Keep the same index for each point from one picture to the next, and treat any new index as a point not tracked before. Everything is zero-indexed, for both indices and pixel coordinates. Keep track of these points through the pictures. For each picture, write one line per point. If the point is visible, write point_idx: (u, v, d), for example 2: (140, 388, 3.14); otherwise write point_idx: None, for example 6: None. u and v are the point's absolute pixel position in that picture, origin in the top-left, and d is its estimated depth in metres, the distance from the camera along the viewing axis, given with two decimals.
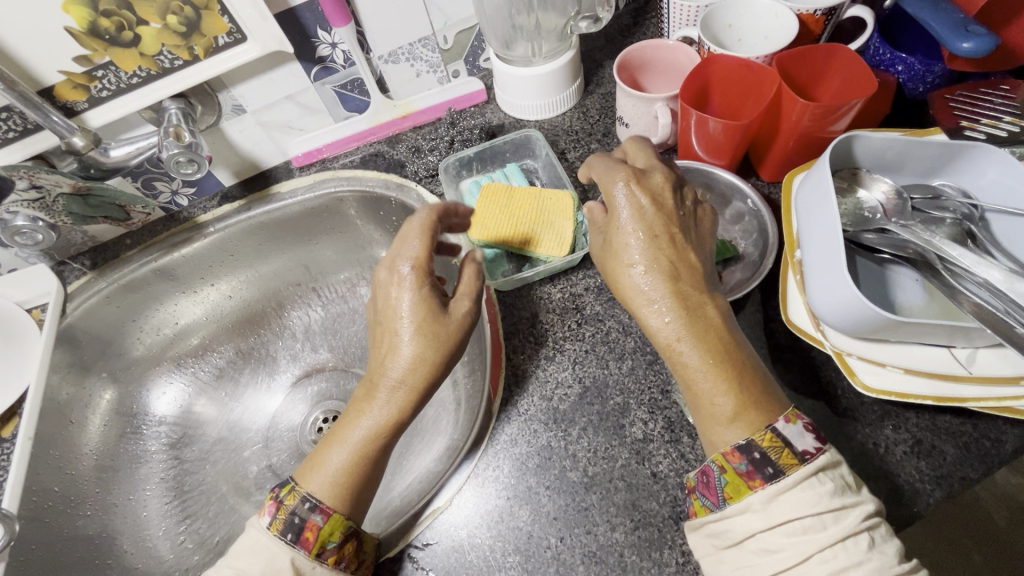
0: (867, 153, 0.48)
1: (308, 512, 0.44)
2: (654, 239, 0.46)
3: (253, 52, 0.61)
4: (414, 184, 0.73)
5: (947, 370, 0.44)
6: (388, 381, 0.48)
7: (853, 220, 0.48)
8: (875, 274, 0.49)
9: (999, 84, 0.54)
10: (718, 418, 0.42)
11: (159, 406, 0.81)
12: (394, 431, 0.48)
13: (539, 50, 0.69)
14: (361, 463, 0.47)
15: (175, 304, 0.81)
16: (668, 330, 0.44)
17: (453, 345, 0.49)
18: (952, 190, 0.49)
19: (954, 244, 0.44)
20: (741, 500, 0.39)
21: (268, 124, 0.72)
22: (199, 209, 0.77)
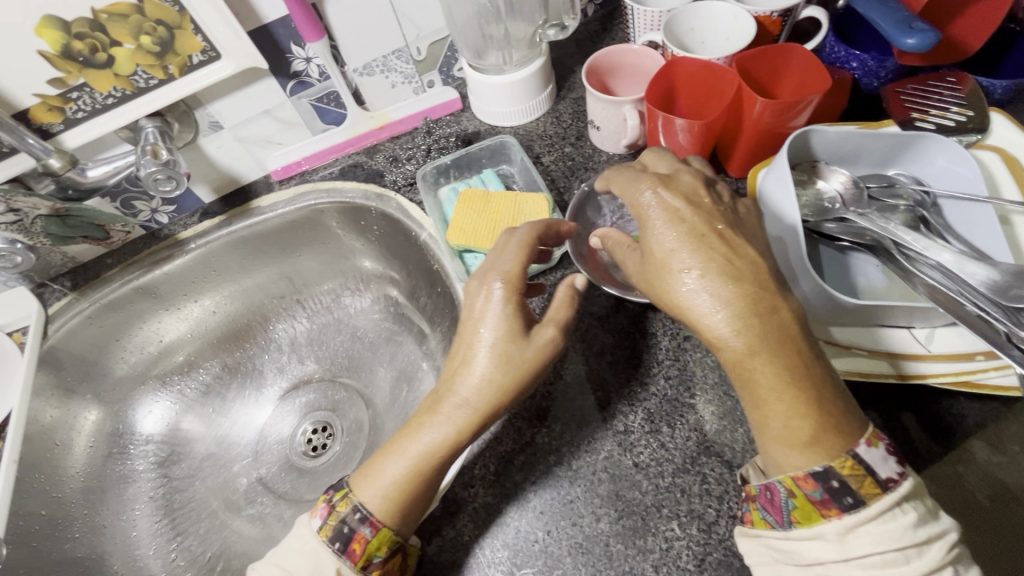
0: (824, 145, 0.50)
1: (359, 523, 0.46)
2: (705, 242, 0.44)
3: (229, 69, 0.62)
4: (393, 194, 0.74)
5: (907, 348, 0.47)
6: (454, 398, 0.48)
7: (813, 210, 0.50)
8: (837, 261, 0.51)
9: (947, 77, 0.57)
10: (791, 441, 0.40)
11: (146, 425, 0.81)
12: (453, 453, 0.48)
13: (510, 58, 0.70)
14: (417, 478, 0.47)
15: (158, 321, 0.81)
16: (732, 341, 0.41)
17: (530, 372, 0.48)
18: (905, 177, 0.51)
19: (907, 231, 0.45)
20: (812, 527, 0.38)
21: (245, 139, 0.72)
22: (179, 226, 0.77)
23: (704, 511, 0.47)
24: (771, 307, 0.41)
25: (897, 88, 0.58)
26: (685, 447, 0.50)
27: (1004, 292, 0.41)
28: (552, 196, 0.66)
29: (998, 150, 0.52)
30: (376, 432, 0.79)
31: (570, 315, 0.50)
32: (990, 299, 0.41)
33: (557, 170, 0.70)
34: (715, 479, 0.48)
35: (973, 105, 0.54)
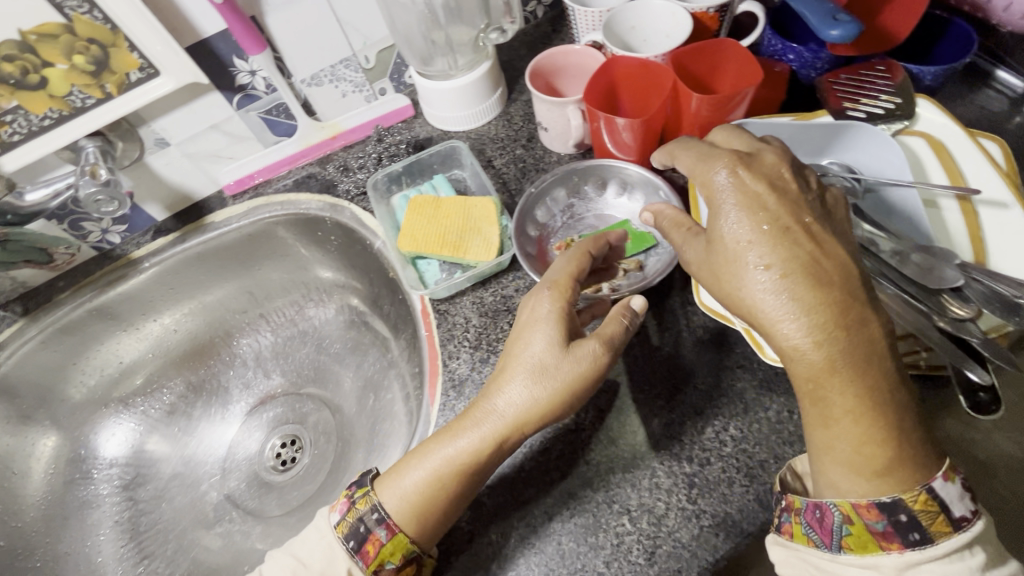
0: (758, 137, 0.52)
1: (375, 524, 0.46)
2: (786, 239, 0.40)
3: (169, 86, 0.61)
4: (347, 204, 0.74)
5: None
6: (492, 411, 0.46)
7: None
8: None
9: (877, 66, 0.58)
10: (860, 467, 0.37)
11: (108, 449, 0.79)
12: (486, 469, 0.47)
13: (456, 64, 0.70)
14: (441, 488, 0.46)
15: (117, 342, 0.80)
16: (805, 353, 0.38)
17: (572, 390, 0.46)
18: (837, 166, 0.51)
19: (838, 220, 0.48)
20: (866, 556, 0.37)
21: (194, 155, 0.72)
22: (132, 245, 0.76)
23: (654, 504, 0.47)
24: (859, 321, 0.37)
25: (830, 78, 0.59)
26: (634, 441, 0.50)
27: (930, 273, 0.43)
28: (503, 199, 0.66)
29: (924, 136, 0.53)
30: (344, 442, 0.78)
31: (618, 336, 0.47)
32: (915, 280, 0.43)
33: (509, 172, 0.70)
34: (665, 471, 0.48)
35: (902, 93, 0.56)
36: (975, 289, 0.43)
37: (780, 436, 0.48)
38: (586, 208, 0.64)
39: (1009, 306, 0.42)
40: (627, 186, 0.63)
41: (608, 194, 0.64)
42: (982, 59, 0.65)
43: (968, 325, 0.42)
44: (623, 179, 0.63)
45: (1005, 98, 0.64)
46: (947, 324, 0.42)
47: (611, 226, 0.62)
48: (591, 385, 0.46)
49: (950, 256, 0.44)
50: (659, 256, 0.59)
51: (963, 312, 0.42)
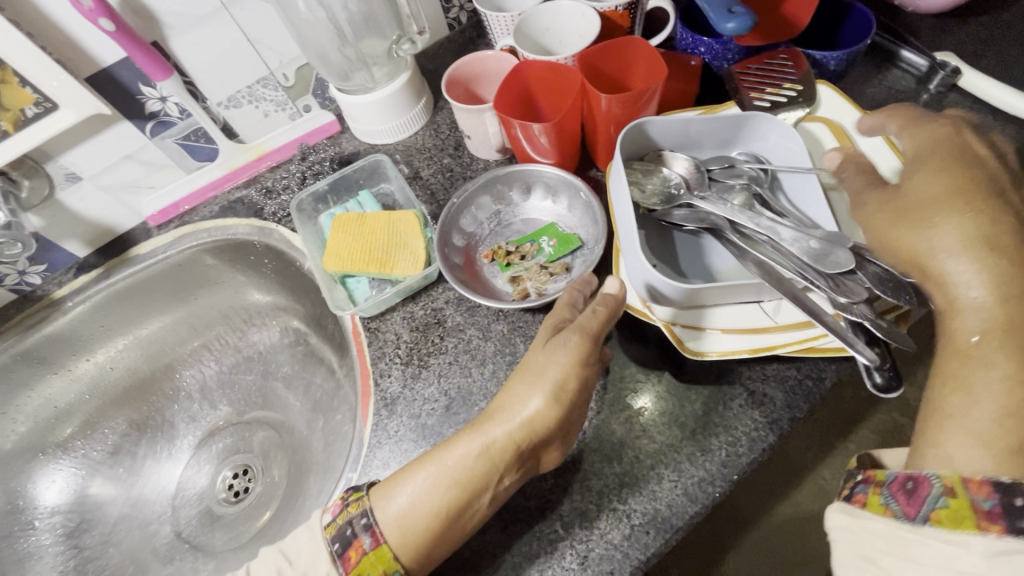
0: (663, 133, 0.53)
1: (361, 530, 0.45)
2: (996, 206, 0.39)
3: (69, 118, 0.59)
4: (275, 225, 0.73)
5: (758, 323, 0.48)
6: (493, 415, 0.47)
7: (663, 198, 0.52)
8: (691, 244, 0.53)
9: (779, 55, 0.58)
10: (988, 440, 0.34)
11: (47, 497, 0.76)
12: (487, 487, 0.45)
13: (374, 77, 0.69)
14: (433, 497, 0.44)
15: (49, 386, 0.77)
16: (984, 310, 0.37)
17: (561, 381, 0.45)
18: (744, 156, 0.53)
19: (740, 211, 0.48)
20: (954, 532, 0.32)
21: (111, 187, 0.70)
22: (54, 284, 0.73)
23: (586, 507, 0.47)
24: None
25: (737, 68, 0.59)
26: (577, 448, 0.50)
27: (822, 258, 0.44)
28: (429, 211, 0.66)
29: (825, 121, 0.55)
30: (295, 467, 0.76)
31: (598, 327, 0.46)
32: (811, 266, 0.44)
33: (436, 183, 0.69)
34: (595, 473, 0.48)
35: (806, 81, 0.57)
36: (868, 271, 0.43)
37: (705, 428, 0.49)
38: (513, 214, 0.65)
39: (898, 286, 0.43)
40: (551, 188, 0.63)
41: (533, 198, 0.65)
42: (887, 40, 0.67)
43: (858, 307, 0.43)
44: (546, 182, 0.63)
45: (912, 77, 0.66)
46: (842, 307, 0.43)
47: (538, 230, 0.62)
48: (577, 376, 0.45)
49: (843, 240, 0.44)
50: (584, 255, 0.60)
51: (857, 295, 0.42)
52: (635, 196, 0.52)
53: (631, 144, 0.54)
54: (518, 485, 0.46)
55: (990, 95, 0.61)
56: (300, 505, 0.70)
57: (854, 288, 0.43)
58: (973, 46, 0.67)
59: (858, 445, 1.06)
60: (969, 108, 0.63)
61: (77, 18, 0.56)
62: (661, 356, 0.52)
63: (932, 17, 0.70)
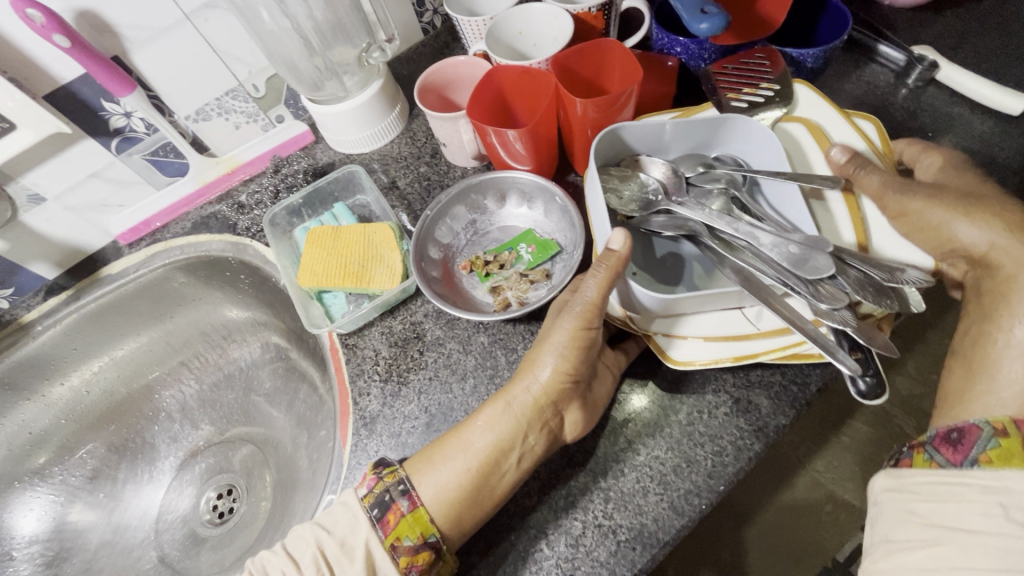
0: (637, 138, 0.52)
1: (399, 495, 0.45)
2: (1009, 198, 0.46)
3: (28, 138, 0.57)
4: (249, 241, 0.71)
5: (738, 330, 0.47)
6: (516, 377, 0.47)
7: (640, 204, 0.51)
8: (672, 251, 0.53)
9: (756, 54, 0.57)
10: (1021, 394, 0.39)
11: (25, 526, 0.74)
12: (513, 447, 0.45)
13: (347, 86, 0.68)
14: (465, 459, 0.45)
15: (23, 412, 0.75)
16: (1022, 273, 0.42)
17: (576, 332, 0.44)
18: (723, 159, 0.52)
19: (719, 217, 0.47)
20: (1003, 467, 0.36)
21: (78, 207, 0.68)
22: (23, 308, 0.72)
23: (571, 524, 0.46)
24: None
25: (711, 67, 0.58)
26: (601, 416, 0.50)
27: (803, 263, 0.42)
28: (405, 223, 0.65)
29: (803, 121, 0.53)
30: (280, 485, 0.74)
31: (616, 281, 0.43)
32: (791, 271, 0.43)
33: (413, 193, 0.68)
34: (580, 489, 0.47)
35: (782, 79, 0.55)
36: (849, 275, 0.42)
37: (691, 438, 0.48)
38: (489, 222, 0.64)
39: (878, 290, 0.42)
40: (527, 195, 0.62)
41: (509, 205, 0.64)
42: (864, 34, 0.66)
43: (840, 313, 0.41)
44: (523, 189, 0.62)
45: (890, 71, 0.65)
46: (822, 314, 0.41)
47: (516, 237, 0.61)
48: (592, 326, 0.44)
49: (821, 244, 0.42)
50: (563, 261, 0.59)
51: (837, 301, 0.41)
52: (613, 202, 0.51)
53: (607, 148, 0.52)
54: (547, 448, 0.46)
55: (968, 88, 0.61)
56: (285, 525, 0.68)
57: (836, 292, 0.41)
58: (950, 38, 0.66)
59: (853, 437, 1.06)
60: (948, 102, 0.62)
61: (30, 35, 0.54)
62: (645, 365, 0.51)
63: (909, 11, 0.69)
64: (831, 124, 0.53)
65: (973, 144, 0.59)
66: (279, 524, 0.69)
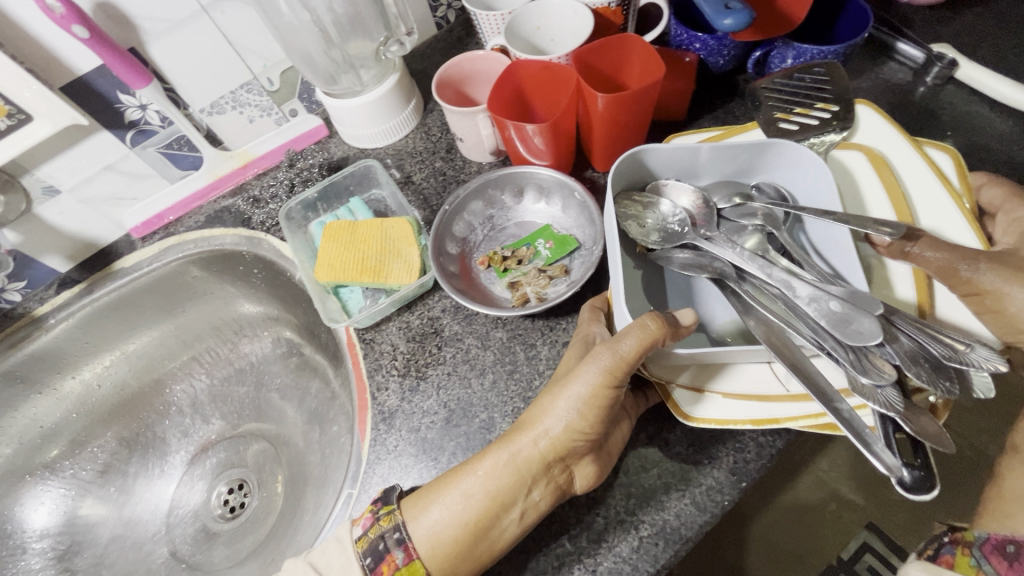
0: (658, 161, 0.51)
1: (394, 544, 0.44)
2: None
3: (45, 130, 0.56)
4: (264, 235, 0.71)
5: (765, 390, 0.44)
6: (525, 426, 0.45)
7: (664, 236, 0.51)
8: (681, 287, 0.53)
9: (814, 68, 0.57)
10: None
11: (36, 520, 0.74)
12: (516, 501, 0.44)
13: (362, 80, 0.67)
14: (464, 511, 0.43)
15: (34, 406, 0.75)
16: None
17: (594, 391, 0.42)
18: (764, 191, 0.50)
19: (750, 261, 0.46)
20: None
21: (92, 200, 0.67)
22: (35, 301, 0.71)
23: (593, 521, 0.46)
24: None
25: (765, 85, 0.58)
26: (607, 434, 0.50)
27: (845, 326, 0.39)
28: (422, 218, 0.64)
29: (863, 150, 0.51)
30: (292, 481, 0.74)
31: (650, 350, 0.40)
32: (831, 332, 0.39)
33: (429, 188, 0.68)
34: (602, 486, 0.47)
35: (841, 99, 0.54)
36: (902, 346, 0.39)
37: (713, 436, 0.48)
38: (506, 218, 0.64)
39: (937, 367, 0.38)
40: (545, 189, 0.62)
41: (526, 200, 0.64)
42: (883, 32, 0.66)
43: (883, 392, 0.38)
44: (540, 184, 0.62)
45: (908, 69, 0.65)
46: (865, 389, 0.38)
47: (533, 233, 0.61)
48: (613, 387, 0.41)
49: (871, 305, 0.39)
50: (582, 257, 0.59)
51: (882, 378, 0.38)
52: (634, 231, 0.51)
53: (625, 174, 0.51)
54: (552, 503, 0.45)
55: (988, 87, 0.61)
56: (297, 521, 0.68)
57: (880, 366, 0.38)
58: (968, 37, 0.66)
59: None
60: (966, 100, 0.62)
61: (48, 25, 0.53)
62: None
63: (926, 8, 0.69)
64: (896, 155, 0.51)
65: (992, 144, 0.59)
66: (291, 519, 0.69)
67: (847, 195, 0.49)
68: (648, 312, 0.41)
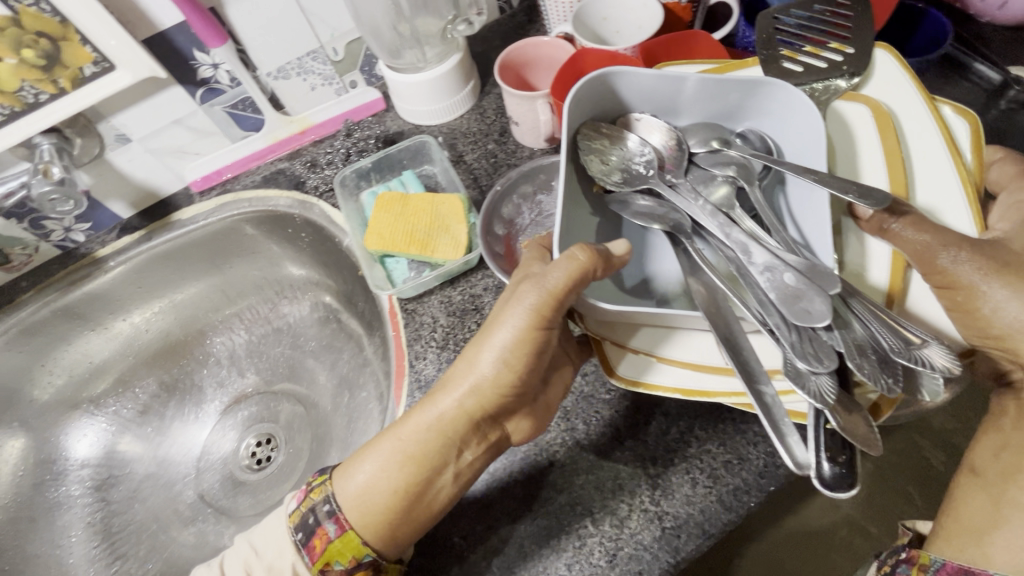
0: (634, 88, 0.48)
1: (325, 517, 0.46)
2: None
3: (125, 80, 0.59)
4: (316, 200, 0.73)
5: (703, 359, 0.45)
6: (447, 383, 0.46)
7: (628, 176, 0.50)
8: (638, 238, 0.51)
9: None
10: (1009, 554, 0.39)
11: (79, 449, 0.78)
12: (447, 462, 0.46)
13: (425, 56, 0.68)
14: (391, 477, 0.45)
15: (86, 342, 0.79)
16: None
17: (517, 334, 0.43)
18: (749, 134, 0.48)
19: (710, 217, 0.46)
20: None
21: (158, 151, 0.70)
22: (97, 243, 0.75)
23: (618, 507, 0.47)
24: None
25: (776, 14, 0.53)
26: (630, 424, 0.50)
27: (794, 302, 0.39)
28: (471, 196, 0.65)
29: (871, 104, 0.48)
30: (318, 441, 0.76)
31: (577, 287, 0.41)
32: (779, 306, 0.39)
33: (479, 168, 0.69)
34: (628, 474, 0.48)
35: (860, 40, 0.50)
36: (848, 334, 0.39)
37: (745, 436, 0.48)
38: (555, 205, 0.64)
39: (884, 362, 0.38)
40: None
41: None
42: (960, 50, 0.64)
43: (816, 380, 0.38)
44: None
45: (982, 90, 0.63)
46: (797, 373, 0.38)
47: None
48: (536, 328, 0.43)
49: (826, 283, 0.38)
50: None
51: (821, 365, 0.37)
52: (595, 167, 0.50)
53: (594, 102, 0.49)
54: (484, 458, 0.47)
55: None
56: None
57: (822, 353, 0.38)
58: None
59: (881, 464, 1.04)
60: None
61: None
62: None
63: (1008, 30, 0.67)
64: (907, 116, 0.48)
65: None
66: None
67: (838, 157, 0.48)
68: (582, 243, 0.41)
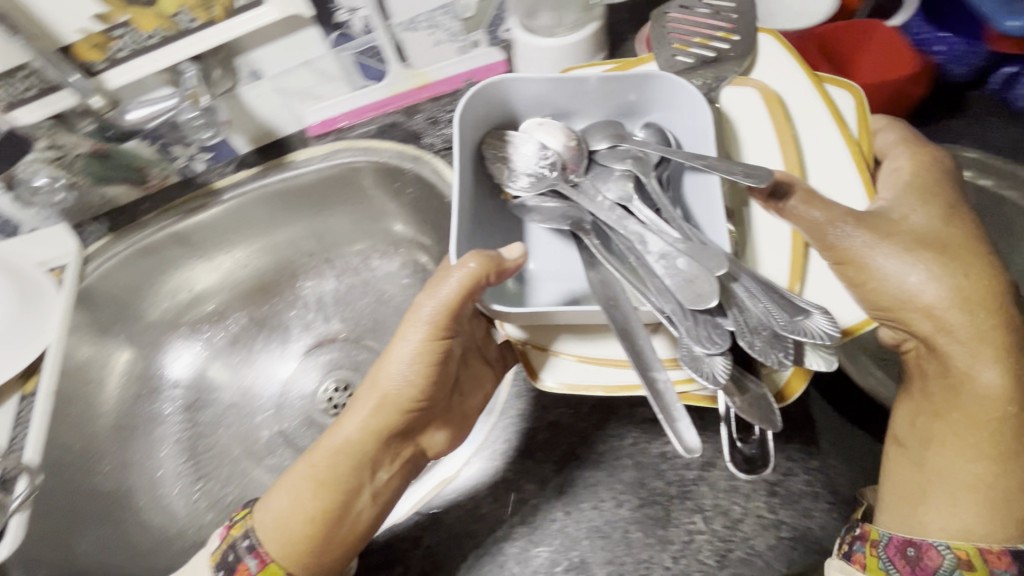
0: (523, 93, 0.54)
1: (246, 551, 0.49)
2: (959, 263, 0.47)
3: (271, 14, 0.60)
4: (431, 157, 0.73)
5: (608, 354, 0.50)
6: (350, 407, 0.50)
7: (540, 179, 0.55)
8: (546, 244, 0.58)
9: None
10: (941, 511, 0.46)
11: (174, 369, 0.82)
12: (364, 484, 0.51)
13: (563, 20, 0.66)
14: (306, 504, 0.49)
15: (190, 269, 0.83)
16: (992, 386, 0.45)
17: (423, 354, 0.48)
18: (652, 135, 0.55)
19: (609, 213, 0.51)
20: None
21: (285, 90, 0.72)
22: (215, 174, 0.77)
23: (729, 508, 0.52)
24: (968, 349, 0.46)
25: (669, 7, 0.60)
26: None
27: (692, 285, 0.44)
28: None
29: (760, 87, 0.55)
30: None
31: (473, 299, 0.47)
32: (678, 295, 0.44)
33: None
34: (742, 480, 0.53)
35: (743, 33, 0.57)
36: (738, 315, 0.45)
37: None
38: None
39: (773, 339, 0.45)
40: None
41: None
42: None
43: (711, 363, 0.44)
44: None
45: None
46: (698, 357, 0.44)
47: None
48: (438, 342, 0.48)
49: (714, 265, 0.44)
50: None
51: (715, 347, 0.44)
52: (501, 173, 0.56)
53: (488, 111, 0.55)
54: (396, 472, 0.53)
55: None
56: None
57: (716, 336, 0.44)
58: None
59: None
60: None
61: None
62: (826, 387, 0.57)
63: None
64: (795, 97, 0.55)
65: None
66: None
67: (730, 141, 0.56)
68: (475, 252, 0.47)
